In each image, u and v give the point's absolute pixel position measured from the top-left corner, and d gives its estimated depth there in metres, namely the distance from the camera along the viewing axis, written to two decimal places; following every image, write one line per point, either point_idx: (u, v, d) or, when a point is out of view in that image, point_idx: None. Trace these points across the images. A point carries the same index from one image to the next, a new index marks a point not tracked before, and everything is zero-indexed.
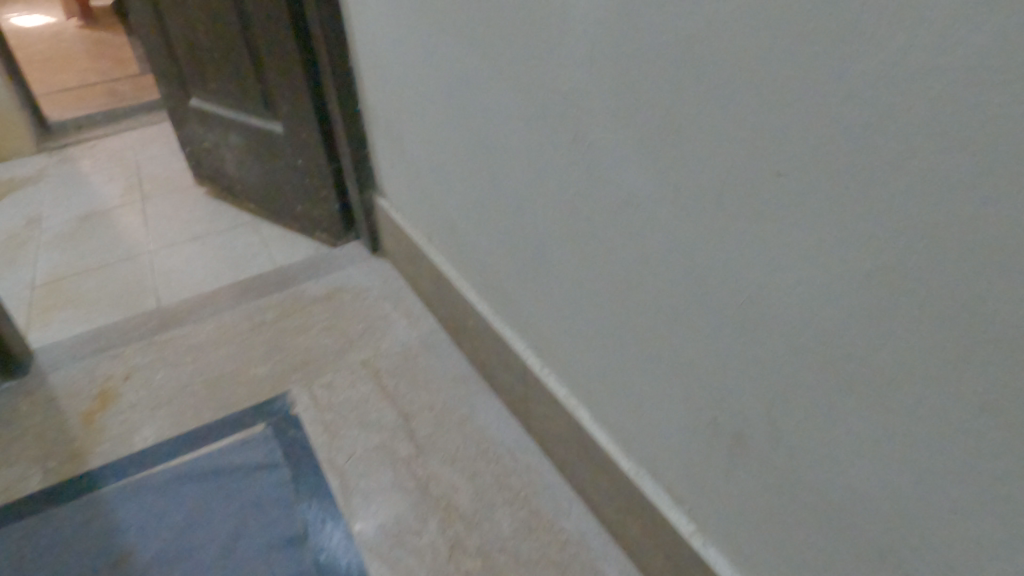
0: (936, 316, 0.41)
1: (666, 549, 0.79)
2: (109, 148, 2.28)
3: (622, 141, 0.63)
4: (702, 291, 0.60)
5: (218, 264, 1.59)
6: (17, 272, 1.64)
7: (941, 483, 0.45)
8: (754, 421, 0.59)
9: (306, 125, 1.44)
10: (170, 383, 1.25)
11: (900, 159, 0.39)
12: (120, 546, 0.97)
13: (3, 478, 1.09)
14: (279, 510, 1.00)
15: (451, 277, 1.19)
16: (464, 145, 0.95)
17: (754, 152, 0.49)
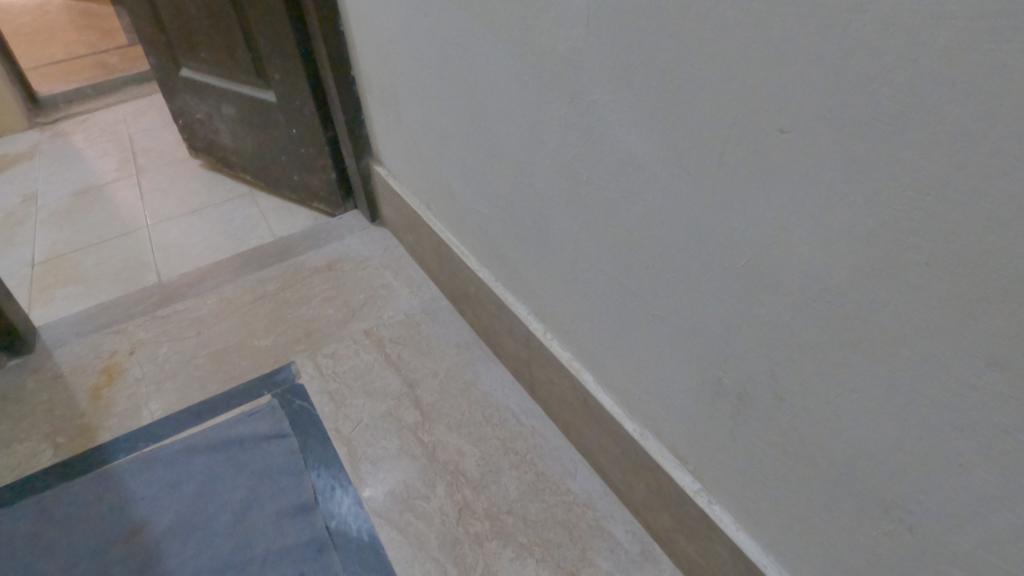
0: (942, 269, 0.41)
1: (671, 508, 0.81)
2: (101, 122, 2.25)
3: (622, 100, 0.61)
4: (704, 251, 0.59)
5: (217, 237, 1.58)
6: (15, 250, 1.63)
7: (944, 436, 0.45)
8: (759, 380, 0.59)
9: (299, 92, 1.41)
10: (174, 357, 1.25)
11: (907, 112, 0.38)
12: (134, 517, 0.98)
13: (15, 454, 1.10)
14: (289, 478, 1.01)
15: (451, 243, 1.18)
16: (460, 108, 0.94)
17: (757, 108, 0.48)
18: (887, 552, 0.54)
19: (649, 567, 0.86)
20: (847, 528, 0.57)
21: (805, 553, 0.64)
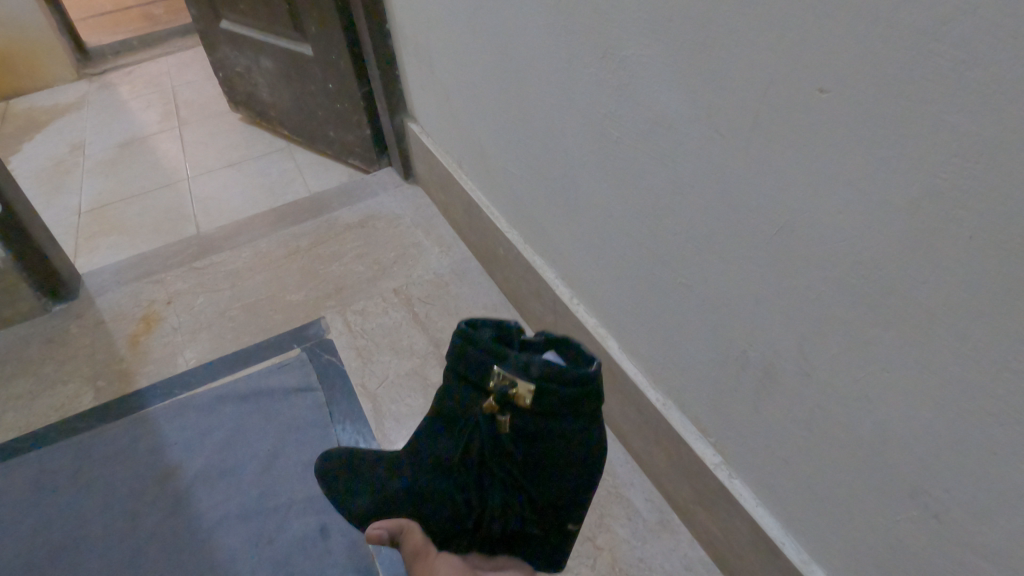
0: (989, 247, 0.37)
1: (691, 480, 0.79)
2: (146, 74, 2.28)
3: (656, 56, 0.58)
4: (735, 218, 0.56)
5: (254, 191, 1.60)
6: (63, 199, 1.68)
7: (978, 425, 0.42)
8: (785, 354, 0.57)
9: (336, 45, 1.39)
10: (210, 307, 1.28)
11: (961, 70, 0.35)
12: (167, 461, 1.02)
13: (59, 395, 1.15)
14: (315, 431, 1.03)
15: (482, 203, 1.16)
16: (492, 62, 0.91)
17: (796, 67, 0.45)
18: (909, 537, 0.52)
19: (666, 537, 0.86)
20: (870, 511, 0.55)
21: (825, 534, 0.62)
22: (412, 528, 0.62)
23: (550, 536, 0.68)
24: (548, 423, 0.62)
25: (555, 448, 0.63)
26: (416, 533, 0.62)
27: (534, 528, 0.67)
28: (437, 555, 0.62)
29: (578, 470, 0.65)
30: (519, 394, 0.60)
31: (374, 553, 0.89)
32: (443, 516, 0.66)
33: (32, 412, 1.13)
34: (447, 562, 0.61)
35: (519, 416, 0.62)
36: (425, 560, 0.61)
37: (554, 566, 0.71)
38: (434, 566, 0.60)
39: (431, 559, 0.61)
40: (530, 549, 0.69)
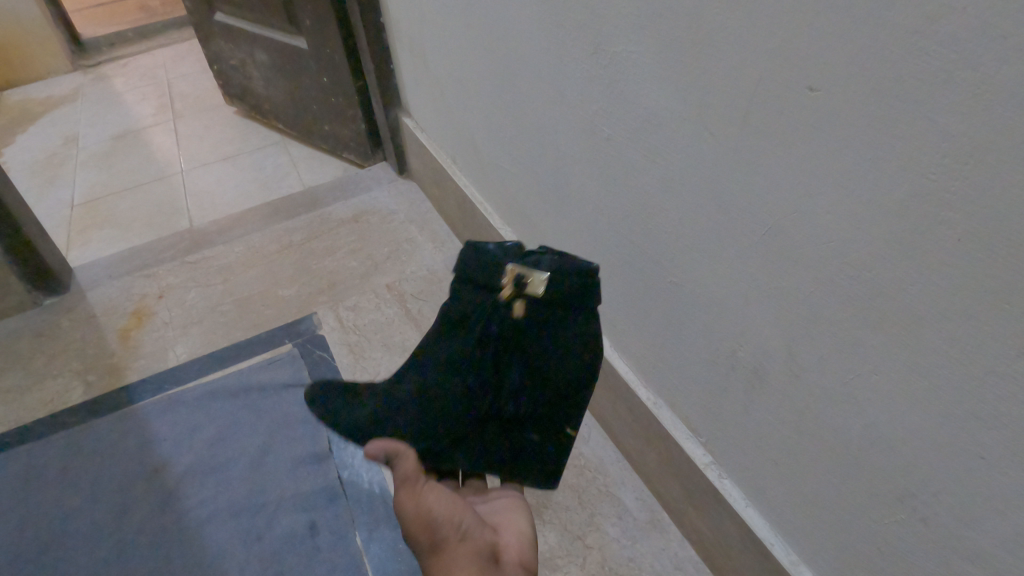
0: (978, 249, 0.37)
1: (682, 479, 0.79)
2: (141, 66, 2.27)
3: (647, 52, 0.58)
4: (725, 217, 0.56)
5: (248, 185, 1.59)
6: (56, 191, 1.67)
7: (967, 429, 0.42)
8: (774, 355, 0.57)
9: (330, 38, 1.38)
10: (202, 302, 1.27)
11: (951, 69, 0.34)
12: (157, 457, 1.01)
13: (49, 389, 1.14)
14: (306, 427, 1.03)
15: (475, 199, 1.16)
16: (485, 56, 0.90)
17: (785, 65, 0.44)
18: (896, 540, 0.52)
19: (656, 536, 0.85)
20: (858, 513, 0.55)
21: (814, 535, 0.62)
22: (406, 452, 0.52)
23: (549, 444, 0.65)
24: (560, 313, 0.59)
25: (564, 344, 0.60)
26: (412, 458, 0.52)
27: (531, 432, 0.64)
28: (427, 486, 0.52)
29: (588, 371, 0.61)
30: (532, 283, 0.57)
31: (363, 550, 0.88)
32: (445, 414, 0.61)
33: (21, 407, 1.12)
34: (436, 494, 0.52)
35: (535, 305, 0.58)
36: (413, 489, 0.51)
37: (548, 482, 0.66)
38: (423, 498, 0.51)
39: (421, 489, 0.51)
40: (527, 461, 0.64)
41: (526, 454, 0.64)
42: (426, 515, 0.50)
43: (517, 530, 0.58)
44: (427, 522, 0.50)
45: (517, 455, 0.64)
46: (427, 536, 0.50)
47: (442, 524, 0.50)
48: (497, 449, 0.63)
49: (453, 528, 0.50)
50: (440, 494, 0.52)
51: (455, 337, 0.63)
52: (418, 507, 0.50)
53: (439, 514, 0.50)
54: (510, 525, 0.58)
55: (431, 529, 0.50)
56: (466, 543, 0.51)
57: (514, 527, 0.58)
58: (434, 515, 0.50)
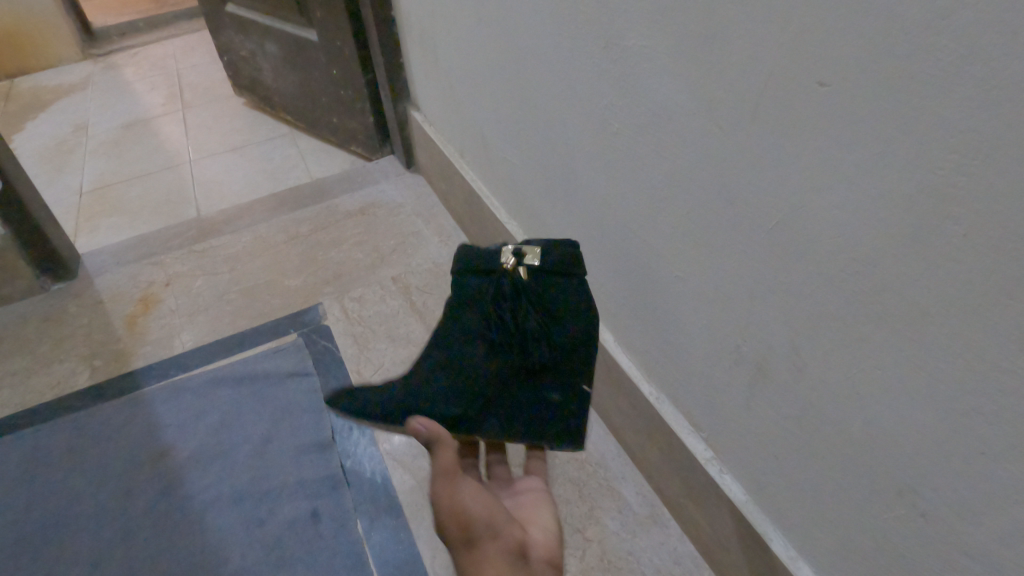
0: (985, 244, 0.37)
1: (683, 474, 0.79)
2: (152, 56, 2.27)
3: (658, 47, 0.58)
4: (732, 212, 0.56)
5: (256, 176, 1.60)
6: (65, 179, 1.68)
7: (968, 424, 0.42)
8: (778, 350, 0.57)
9: (340, 31, 1.39)
10: (208, 290, 1.28)
11: (961, 65, 0.35)
12: (161, 442, 1.02)
13: (56, 373, 1.15)
14: (310, 416, 1.03)
15: (482, 193, 1.16)
16: (495, 50, 0.90)
17: (796, 59, 0.44)
18: (894, 535, 0.52)
19: (656, 531, 0.86)
20: (858, 508, 0.55)
21: (813, 530, 0.62)
22: (448, 443, 0.55)
23: (567, 400, 0.67)
24: (557, 275, 0.66)
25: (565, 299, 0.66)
26: (453, 451, 0.55)
27: (552, 388, 0.66)
28: (463, 480, 0.55)
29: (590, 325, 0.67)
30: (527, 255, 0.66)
31: (365, 538, 0.89)
32: (470, 381, 0.64)
33: (27, 390, 1.13)
34: (470, 491, 0.55)
35: (534, 271, 0.66)
36: (451, 483, 0.53)
37: (574, 439, 0.67)
38: (459, 492, 0.53)
39: (458, 483, 0.54)
40: (551, 418, 0.66)
41: (550, 411, 0.66)
42: (461, 510, 0.52)
43: (540, 529, 0.60)
44: (461, 516, 0.52)
45: (541, 413, 0.66)
46: (460, 530, 0.52)
47: (476, 520, 0.52)
48: (521, 408, 0.65)
49: (486, 523, 0.53)
50: (474, 491, 0.55)
51: (464, 317, 0.67)
52: (454, 500, 0.52)
53: (472, 509, 0.53)
54: (538, 521, 0.62)
55: (464, 523, 0.52)
56: (496, 538, 0.53)
57: (539, 524, 0.61)
58: (468, 511, 0.52)
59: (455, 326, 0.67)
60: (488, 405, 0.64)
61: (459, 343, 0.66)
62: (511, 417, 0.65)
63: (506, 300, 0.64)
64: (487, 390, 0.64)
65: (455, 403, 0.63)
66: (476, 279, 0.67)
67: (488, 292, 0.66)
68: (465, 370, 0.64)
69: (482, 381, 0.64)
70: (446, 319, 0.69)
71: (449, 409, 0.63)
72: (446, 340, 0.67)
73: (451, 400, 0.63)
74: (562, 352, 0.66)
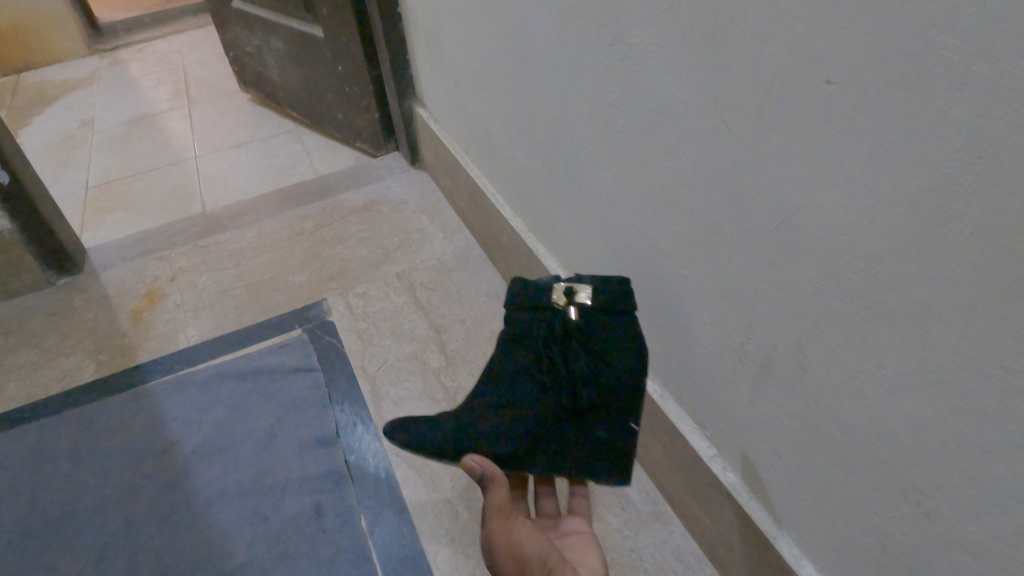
0: (990, 242, 0.37)
1: (686, 472, 0.79)
2: (157, 51, 2.28)
3: (664, 45, 0.58)
4: (737, 209, 0.56)
5: (261, 171, 1.60)
6: (71, 173, 1.68)
7: (972, 423, 0.42)
8: (781, 348, 0.57)
9: (346, 27, 1.39)
10: (213, 285, 1.28)
11: (968, 64, 0.35)
12: (166, 436, 1.03)
13: (61, 367, 1.16)
14: (314, 411, 1.04)
15: (487, 190, 1.16)
16: (501, 47, 0.90)
17: (803, 57, 0.44)
18: (897, 533, 0.52)
19: (659, 528, 0.86)
20: (861, 506, 0.55)
21: (816, 529, 0.62)
22: (501, 481, 0.56)
23: (619, 441, 0.63)
24: (611, 311, 0.63)
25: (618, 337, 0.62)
26: (506, 488, 0.56)
27: (602, 427, 0.63)
28: (516, 518, 0.57)
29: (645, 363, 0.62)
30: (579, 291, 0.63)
31: (368, 533, 0.89)
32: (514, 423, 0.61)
33: (33, 384, 1.13)
34: (524, 528, 0.57)
35: (586, 307, 0.63)
36: (506, 520, 0.56)
37: (624, 476, 0.63)
38: (513, 531, 0.55)
39: (512, 522, 0.56)
40: (601, 459, 0.63)
41: (600, 451, 0.63)
42: (516, 548, 0.54)
43: (593, 568, 0.61)
44: (516, 553, 0.54)
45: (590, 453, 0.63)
46: (516, 568, 0.54)
47: (531, 558, 0.55)
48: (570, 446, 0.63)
49: (541, 562, 0.55)
50: (527, 529, 0.57)
51: (514, 353, 0.65)
52: (509, 538, 0.55)
53: (527, 547, 0.55)
54: (587, 561, 0.62)
55: (520, 561, 0.54)
56: None
57: (588, 564, 0.61)
58: (524, 550, 0.55)
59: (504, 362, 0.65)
60: (535, 444, 0.62)
61: (506, 378, 0.64)
62: (560, 455, 0.62)
63: (554, 334, 0.62)
64: (536, 429, 0.61)
65: (501, 443, 0.60)
66: (526, 315, 0.65)
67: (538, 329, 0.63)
68: (511, 407, 0.62)
69: (529, 422, 0.61)
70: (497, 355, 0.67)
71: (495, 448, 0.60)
72: (495, 376, 0.65)
73: (497, 438, 0.61)
74: (614, 393, 0.62)
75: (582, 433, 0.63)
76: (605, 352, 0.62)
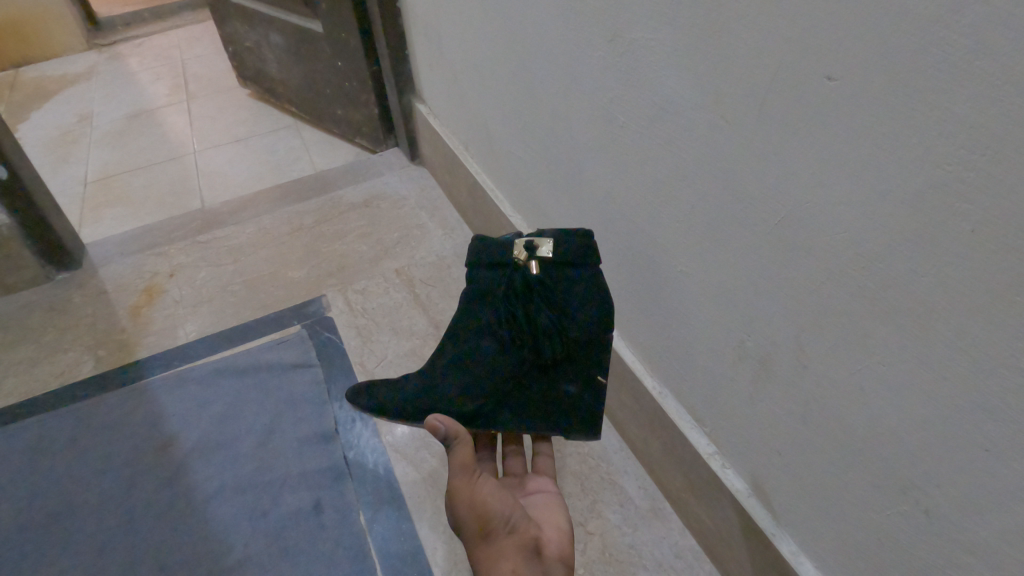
0: (992, 239, 0.37)
1: (685, 469, 0.79)
2: (156, 46, 2.27)
3: (665, 41, 0.58)
4: (737, 206, 0.56)
5: (260, 167, 1.60)
6: (70, 168, 1.68)
7: (972, 421, 0.42)
8: (781, 346, 0.57)
9: (346, 23, 1.38)
10: (212, 281, 1.28)
11: (971, 60, 0.34)
12: (165, 432, 1.03)
13: (60, 362, 1.15)
14: (313, 407, 1.04)
15: (486, 186, 1.16)
16: (501, 43, 0.90)
17: (804, 54, 0.44)
18: (896, 531, 0.52)
19: (657, 524, 0.86)
20: (860, 503, 0.55)
21: (815, 526, 0.62)
22: (464, 440, 0.57)
23: (584, 393, 0.66)
24: (572, 265, 0.65)
25: (578, 289, 0.64)
26: (470, 446, 0.57)
27: (566, 381, 0.65)
28: (480, 475, 0.56)
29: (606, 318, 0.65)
30: (540, 246, 0.65)
31: (367, 529, 0.89)
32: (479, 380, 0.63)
33: (31, 379, 1.13)
34: (489, 485, 0.56)
35: (548, 262, 0.65)
36: (469, 477, 0.55)
37: (589, 429, 0.66)
38: (477, 487, 0.55)
39: (476, 479, 0.55)
40: (567, 412, 0.65)
41: (566, 405, 0.65)
42: (478, 504, 0.54)
43: (558, 527, 0.59)
44: (479, 509, 0.54)
45: (555, 407, 0.65)
46: (479, 523, 0.54)
47: (493, 514, 0.54)
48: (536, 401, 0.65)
49: (503, 519, 0.54)
50: (492, 486, 0.56)
51: (476, 312, 0.66)
52: (472, 495, 0.54)
53: (490, 503, 0.54)
54: (553, 520, 0.61)
55: (483, 517, 0.54)
56: (515, 535, 0.54)
57: (553, 523, 0.60)
58: (486, 506, 0.54)
59: (466, 322, 0.66)
60: (501, 401, 0.64)
61: (470, 337, 0.65)
62: (526, 411, 0.64)
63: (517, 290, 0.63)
64: (501, 386, 0.63)
65: (467, 402, 0.63)
66: (487, 272, 0.66)
67: (499, 285, 0.65)
68: (476, 366, 0.64)
69: (493, 378, 0.63)
70: (459, 314, 0.68)
71: (462, 408, 0.62)
72: (457, 335, 0.66)
73: (463, 398, 0.63)
74: (576, 345, 0.64)
75: (547, 387, 0.65)
76: (566, 307, 0.64)
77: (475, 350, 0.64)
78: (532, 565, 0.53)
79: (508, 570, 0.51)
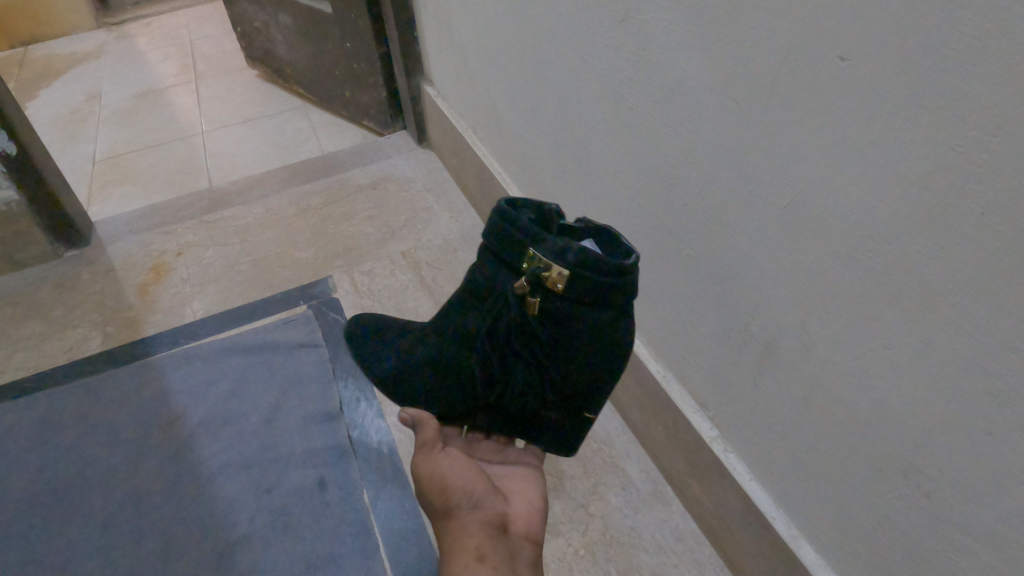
0: (998, 222, 0.37)
1: (687, 452, 0.80)
2: (164, 26, 2.27)
3: (676, 23, 0.57)
4: (746, 188, 0.56)
5: (268, 148, 1.60)
6: (78, 147, 1.68)
7: (974, 402, 0.42)
8: (788, 330, 0.57)
9: (355, 4, 1.38)
10: (219, 261, 1.29)
11: (985, 38, 0.34)
12: (171, 408, 1.04)
13: (68, 338, 1.16)
14: (318, 386, 1.04)
15: (494, 169, 1.16)
16: (510, 25, 0.90)
17: (817, 33, 0.43)
18: (897, 514, 0.53)
19: (659, 507, 0.87)
20: (862, 487, 0.55)
21: (815, 508, 0.63)
22: (429, 421, 0.59)
23: (568, 423, 0.60)
24: (580, 307, 0.52)
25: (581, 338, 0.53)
26: (435, 425, 0.59)
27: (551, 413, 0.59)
28: (446, 450, 0.58)
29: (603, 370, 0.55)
30: (552, 277, 0.51)
31: (370, 506, 0.90)
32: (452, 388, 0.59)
33: (40, 354, 1.14)
34: (454, 460, 0.58)
35: (554, 299, 0.52)
36: (432, 454, 0.57)
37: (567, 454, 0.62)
38: (438, 463, 0.57)
39: (438, 456, 0.57)
40: (542, 435, 0.61)
41: (546, 430, 0.61)
42: (439, 479, 0.56)
43: (531, 504, 0.60)
44: (441, 484, 0.56)
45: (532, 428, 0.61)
46: (441, 498, 0.56)
47: (454, 489, 0.56)
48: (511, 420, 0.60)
49: (467, 493, 0.56)
50: (458, 460, 0.58)
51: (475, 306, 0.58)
52: (433, 470, 0.56)
53: (452, 479, 0.56)
54: (528, 494, 0.61)
55: (445, 493, 0.56)
56: (480, 510, 0.56)
57: (527, 496, 0.61)
58: (447, 481, 0.56)
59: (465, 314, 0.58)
60: (472, 410, 0.60)
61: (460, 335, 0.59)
62: (498, 423, 0.61)
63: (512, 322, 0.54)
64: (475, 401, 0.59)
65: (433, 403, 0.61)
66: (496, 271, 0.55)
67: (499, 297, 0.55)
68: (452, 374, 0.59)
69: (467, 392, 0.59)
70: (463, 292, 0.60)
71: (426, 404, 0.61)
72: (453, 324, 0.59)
73: (431, 397, 0.61)
74: (565, 387, 0.56)
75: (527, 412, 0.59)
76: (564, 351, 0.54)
77: (457, 355, 0.58)
78: (497, 541, 0.54)
79: (472, 549, 0.53)
